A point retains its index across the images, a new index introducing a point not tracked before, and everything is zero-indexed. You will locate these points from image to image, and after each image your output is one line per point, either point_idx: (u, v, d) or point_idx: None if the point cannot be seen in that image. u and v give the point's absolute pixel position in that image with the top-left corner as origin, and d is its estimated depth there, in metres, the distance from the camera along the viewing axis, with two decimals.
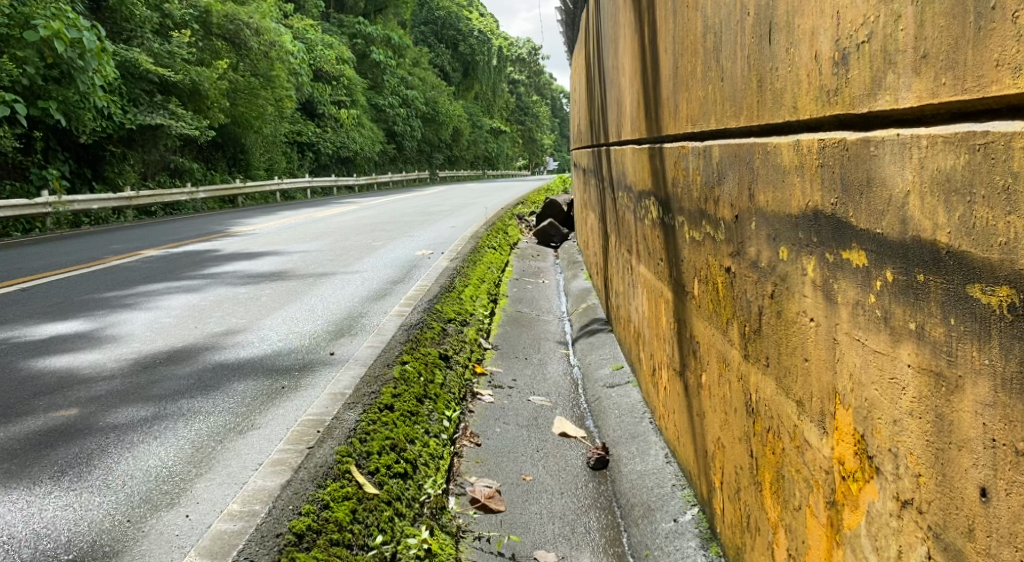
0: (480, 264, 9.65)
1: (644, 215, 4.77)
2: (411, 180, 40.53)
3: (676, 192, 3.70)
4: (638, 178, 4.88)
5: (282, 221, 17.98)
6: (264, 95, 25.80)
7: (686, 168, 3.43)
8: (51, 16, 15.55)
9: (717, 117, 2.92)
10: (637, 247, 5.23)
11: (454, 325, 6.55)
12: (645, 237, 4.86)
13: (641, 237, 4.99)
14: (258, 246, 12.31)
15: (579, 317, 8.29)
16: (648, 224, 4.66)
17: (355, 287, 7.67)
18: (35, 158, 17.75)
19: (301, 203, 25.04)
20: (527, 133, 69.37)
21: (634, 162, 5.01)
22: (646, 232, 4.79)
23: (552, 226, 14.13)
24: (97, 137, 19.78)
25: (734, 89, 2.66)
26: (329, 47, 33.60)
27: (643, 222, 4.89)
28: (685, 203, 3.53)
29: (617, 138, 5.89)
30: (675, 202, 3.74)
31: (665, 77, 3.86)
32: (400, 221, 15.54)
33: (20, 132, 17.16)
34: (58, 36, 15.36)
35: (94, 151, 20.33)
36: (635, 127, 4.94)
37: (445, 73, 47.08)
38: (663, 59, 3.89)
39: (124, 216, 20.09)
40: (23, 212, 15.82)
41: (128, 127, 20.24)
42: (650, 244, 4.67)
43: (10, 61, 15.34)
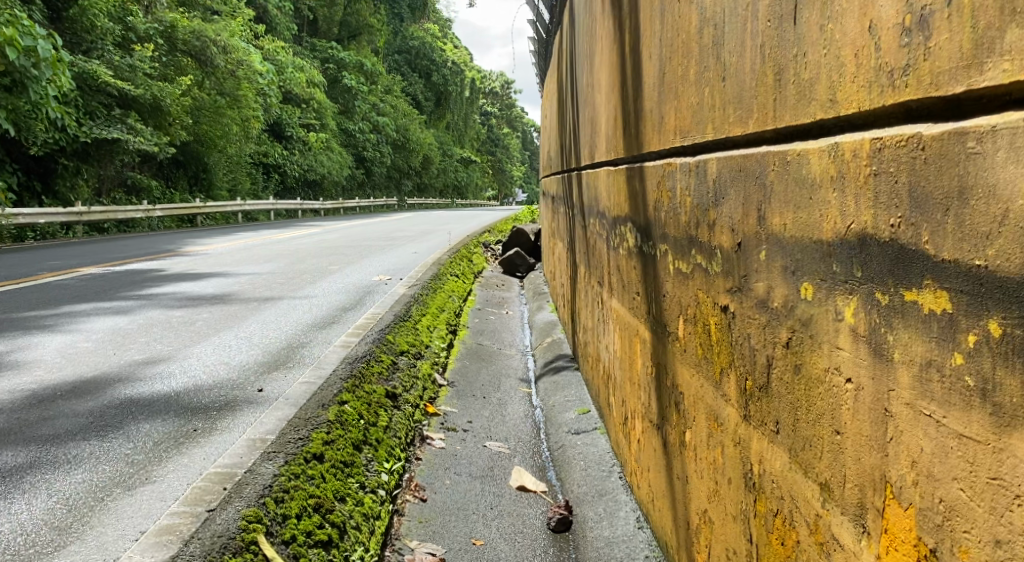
0: (440, 292, 9.10)
1: (619, 243, 4.27)
2: (378, 206, 39.89)
3: (659, 218, 3.20)
4: (613, 203, 4.38)
5: (239, 242, 17.31)
6: (229, 115, 25.13)
7: (673, 188, 2.92)
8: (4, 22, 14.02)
9: (713, 125, 2.42)
10: (610, 279, 4.72)
11: (406, 357, 5.98)
12: (619, 269, 4.36)
13: (615, 269, 4.48)
14: (207, 266, 11.64)
15: (543, 352, 7.77)
16: (623, 254, 4.16)
17: (302, 313, 7.06)
18: None
19: (263, 225, 24.33)
20: (497, 165, 69.31)
21: (608, 187, 4.52)
22: (621, 264, 4.29)
23: (518, 255, 13.63)
24: (49, 149, 18.98)
25: (740, 88, 2.15)
26: (300, 69, 33.03)
27: (617, 252, 4.39)
28: (670, 230, 3.03)
29: (590, 161, 5.39)
30: (657, 229, 3.24)
31: (648, 85, 3.35)
32: (361, 245, 14.93)
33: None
34: (10, 43, 13.80)
35: (46, 163, 19.55)
36: (611, 149, 4.45)
37: (418, 102, 46.62)
38: (647, 64, 3.38)
39: (73, 231, 19.27)
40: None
41: (82, 141, 19.43)
42: (624, 276, 4.18)
43: None
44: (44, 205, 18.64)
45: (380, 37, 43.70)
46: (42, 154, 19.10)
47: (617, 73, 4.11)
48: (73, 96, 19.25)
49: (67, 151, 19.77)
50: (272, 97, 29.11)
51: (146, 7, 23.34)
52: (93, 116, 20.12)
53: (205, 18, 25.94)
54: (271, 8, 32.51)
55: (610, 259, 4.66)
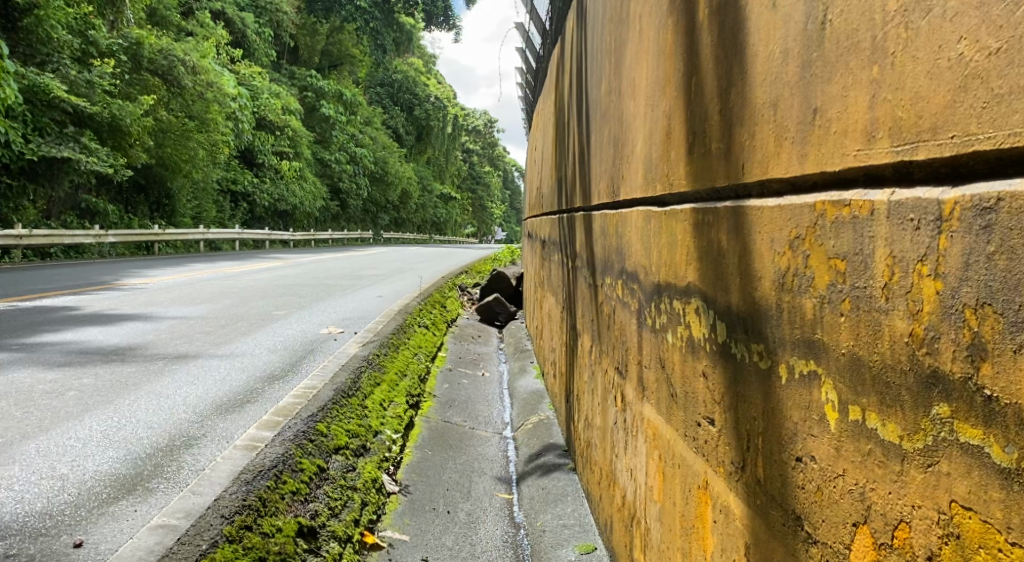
0: (403, 350, 7.51)
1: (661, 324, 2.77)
2: (352, 240, 38.10)
3: (778, 310, 1.80)
4: (652, 263, 2.89)
5: (187, 275, 15.57)
6: (196, 139, 23.35)
7: (884, 253, 1.48)
8: None
9: None
10: (637, 371, 3.22)
11: (340, 457, 4.37)
12: (659, 365, 2.84)
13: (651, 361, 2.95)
14: (131, 307, 9.88)
15: (525, 435, 6.19)
16: (667, 340, 2.69)
17: (214, 383, 5.40)
18: None
19: (225, 256, 22.48)
20: (478, 203, 67.83)
21: (642, 241, 3.04)
22: (661, 356, 2.79)
23: (497, 301, 12.06)
24: None
25: None
26: (276, 95, 31.39)
27: (654, 338, 2.88)
28: (817, 337, 1.66)
29: (607, 197, 3.91)
30: (772, 330, 1.81)
31: (759, 71, 1.89)
32: (321, 284, 13.28)
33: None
34: None
35: None
36: (649, 183, 2.93)
37: (398, 135, 45.06)
38: (755, 36, 1.91)
39: (11, 256, 17.37)
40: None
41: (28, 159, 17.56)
42: (670, 376, 2.67)
43: None
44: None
45: (361, 68, 42.31)
46: None
47: (671, 63, 2.61)
48: (19, 111, 17.34)
49: (11, 170, 17.88)
50: (245, 122, 27.51)
51: (111, 22, 21.66)
52: (43, 132, 18.18)
53: (174, 38, 24.13)
54: (250, 33, 31.03)
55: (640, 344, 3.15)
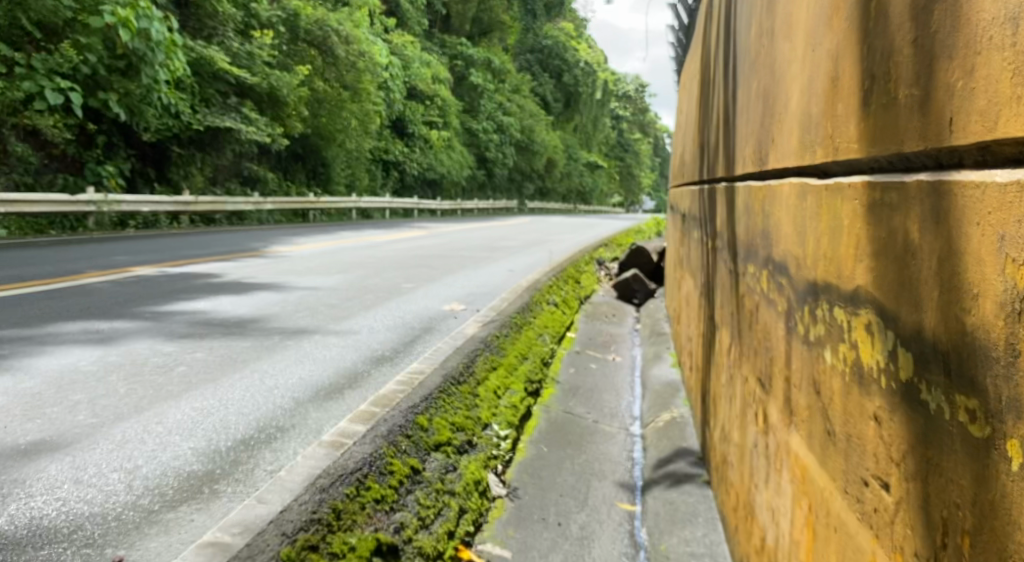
0: (527, 330, 7.04)
1: (818, 338, 2.14)
2: (498, 210, 37.95)
3: (1007, 354, 1.15)
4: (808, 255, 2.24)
5: (330, 242, 15.74)
6: (350, 109, 23.56)
7: None
8: (123, 3, 14.12)
9: None
10: (785, 387, 2.58)
11: (440, 455, 3.96)
12: (813, 389, 2.21)
13: (803, 382, 2.32)
14: (269, 276, 9.83)
15: (654, 433, 5.61)
16: (827, 360, 2.07)
17: (321, 364, 5.12)
18: (94, 152, 15.82)
19: (372, 224, 22.77)
20: (626, 172, 66.28)
21: (794, 225, 2.39)
22: (816, 377, 2.16)
23: (635, 277, 11.35)
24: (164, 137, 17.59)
25: None
26: (426, 64, 31.52)
27: (808, 353, 2.25)
28: None
29: (751, 165, 3.24)
30: (994, 384, 1.16)
31: None
32: (455, 255, 13.01)
33: (75, 122, 15.15)
34: (125, 25, 13.87)
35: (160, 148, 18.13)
36: (806, 151, 2.27)
37: (545, 103, 44.53)
38: None
39: (181, 222, 17.91)
40: (59, 208, 13.83)
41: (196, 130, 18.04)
42: (829, 409, 2.04)
43: (72, 48, 14.01)
44: (152, 194, 17.33)
45: (510, 36, 41.96)
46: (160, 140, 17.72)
47: None
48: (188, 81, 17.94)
49: (183, 139, 18.37)
50: (396, 92, 27.78)
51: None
52: (209, 103, 18.80)
53: (331, 10, 24.50)
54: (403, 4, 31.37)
55: (789, 354, 2.51)
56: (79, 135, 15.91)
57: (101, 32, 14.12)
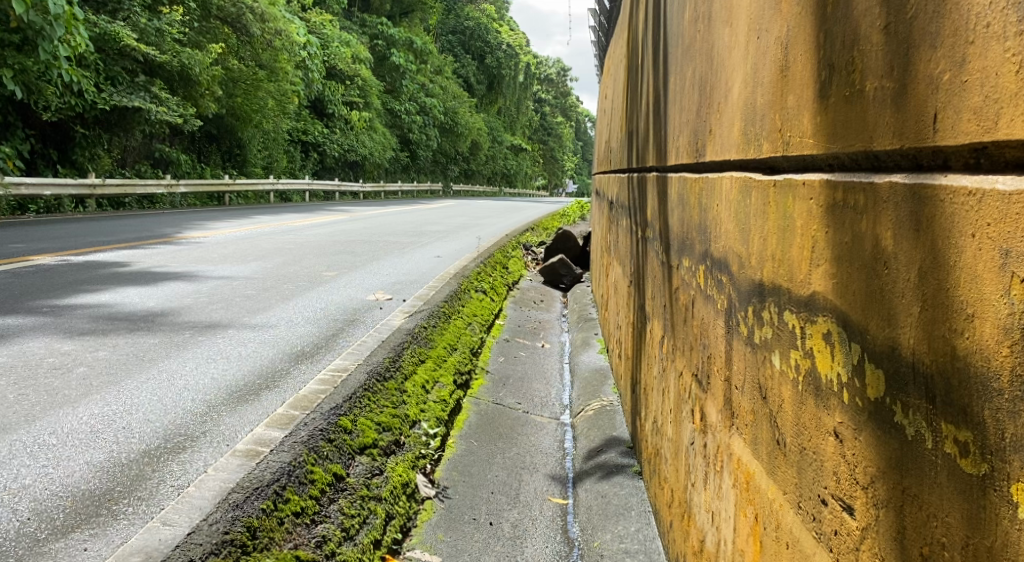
0: (455, 320, 6.86)
1: (761, 341, 2.03)
2: (422, 192, 37.47)
3: (1016, 387, 1.05)
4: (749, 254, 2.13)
5: (248, 227, 15.17)
6: (266, 88, 22.92)
7: None
8: None
9: None
10: (722, 388, 2.48)
11: (365, 459, 3.76)
12: (755, 394, 2.10)
13: (745, 385, 2.21)
14: (181, 264, 9.37)
15: (585, 423, 5.51)
16: (770, 365, 1.96)
17: (237, 362, 4.83)
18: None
19: (292, 207, 22.14)
20: (550, 154, 66.38)
21: (735, 221, 2.28)
22: (759, 381, 2.06)
23: (562, 262, 11.26)
24: (65, 116, 16.68)
25: None
26: (347, 44, 30.79)
27: (750, 356, 2.14)
28: None
29: (687, 153, 3.12)
30: (998, 418, 1.07)
31: None
32: (378, 241, 12.70)
33: None
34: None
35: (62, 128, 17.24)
36: (750, 143, 2.15)
37: (469, 85, 44.15)
38: None
39: (87, 207, 17.08)
40: None
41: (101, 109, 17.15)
42: (774, 416, 1.93)
43: None
44: (54, 177, 16.46)
45: (432, 16, 41.37)
46: (61, 120, 16.80)
47: None
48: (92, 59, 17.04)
49: (87, 119, 17.47)
50: (315, 72, 27.01)
51: None
52: (115, 82, 17.94)
53: None
54: None
55: (729, 354, 2.40)
56: None
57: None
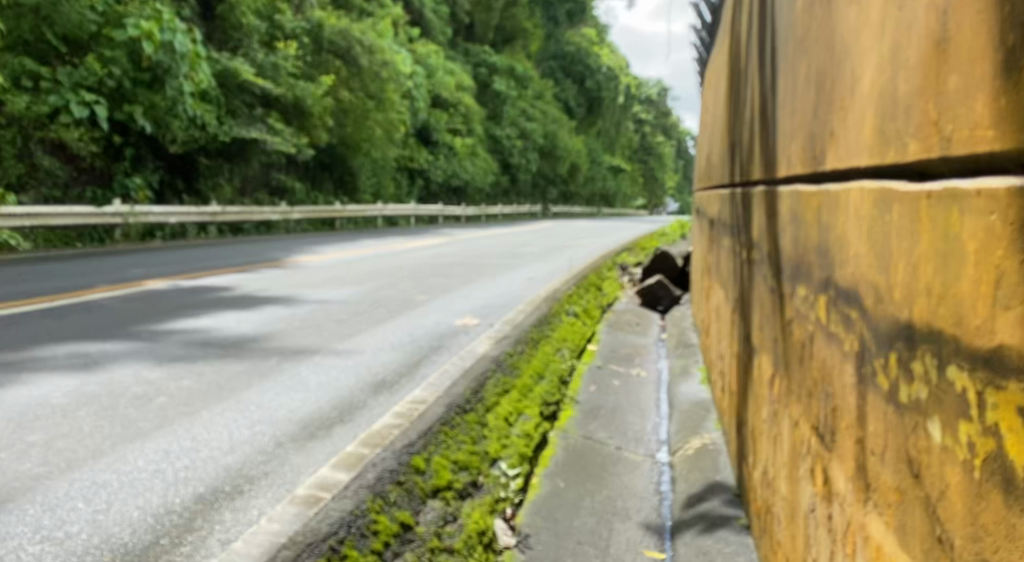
0: (543, 346, 6.46)
1: (909, 404, 1.62)
2: (522, 216, 37.28)
3: None
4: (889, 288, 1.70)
5: (349, 251, 15.22)
6: (376, 118, 22.73)
7: None
8: (147, 17, 14.06)
9: None
10: (854, 453, 2.05)
11: (439, 503, 3.39)
12: (904, 470, 1.68)
13: (888, 456, 1.79)
14: (279, 289, 9.31)
15: (685, 463, 4.97)
16: (926, 438, 1.55)
17: (312, 391, 4.58)
18: (122, 165, 15.29)
19: (393, 231, 22.27)
20: (652, 176, 65.34)
21: (869, 243, 1.85)
22: (910, 455, 1.64)
23: (661, 284, 10.71)
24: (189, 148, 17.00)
25: None
26: (450, 72, 31.09)
27: (896, 422, 1.72)
28: None
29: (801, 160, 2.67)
30: None
31: None
32: (475, 264, 12.45)
33: (99, 136, 14.60)
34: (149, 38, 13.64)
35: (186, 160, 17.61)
36: (890, 142, 1.71)
37: (569, 109, 43.94)
38: None
39: (205, 234, 17.46)
40: (82, 222, 13.30)
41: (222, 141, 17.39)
42: (935, 506, 1.52)
43: (97, 62, 13.61)
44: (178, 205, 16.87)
45: (533, 41, 41.47)
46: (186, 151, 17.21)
47: None
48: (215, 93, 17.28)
49: (208, 150, 17.87)
50: (421, 100, 27.28)
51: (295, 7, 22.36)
52: (235, 115, 18.12)
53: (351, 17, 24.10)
54: (425, 11, 31.09)
55: (862, 413, 1.98)
56: (106, 148, 15.30)
57: (125, 44, 13.72)
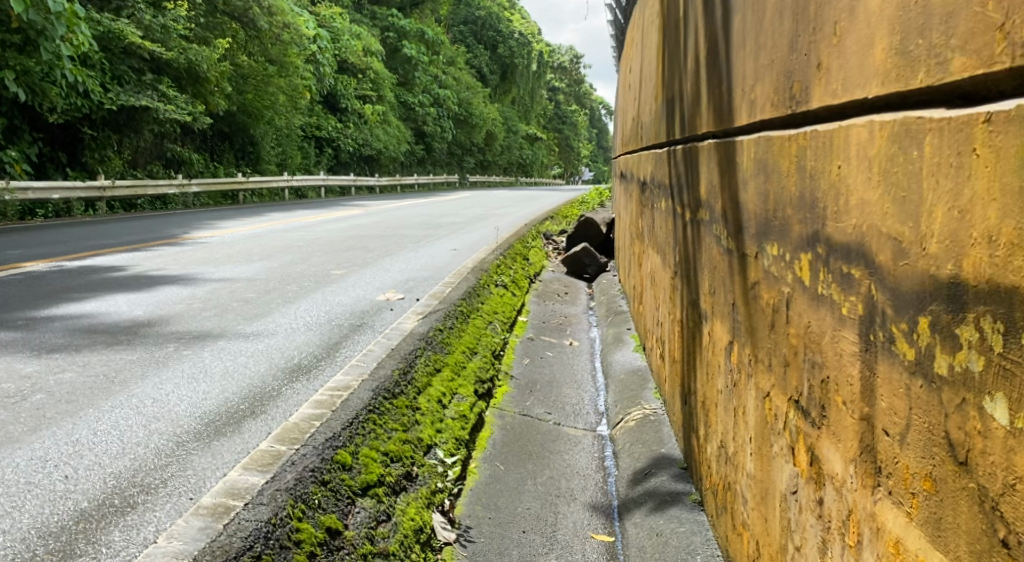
0: (473, 319, 6.12)
1: (955, 378, 1.35)
2: (438, 185, 36.63)
3: None
4: (922, 240, 1.43)
5: (257, 225, 14.45)
6: (277, 84, 22.07)
7: None
8: None
9: None
10: (857, 431, 1.80)
11: (368, 502, 3.04)
12: (939, 455, 1.43)
13: (912, 438, 1.53)
14: (179, 267, 8.63)
15: (627, 436, 4.76)
16: (982, 419, 1.28)
17: (220, 379, 4.11)
18: None
19: (305, 203, 21.43)
20: (567, 143, 65.31)
21: (885, 187, 1.57)
22: (950, 439, 1.38)
23: (587, 251, 10.49)
24: (71, 117, 15.79)
25: None
26: (357, 36, 29.95)
27: (927, 399, 1.46)
28: None
29: (773, 99, 2.40)
30: None
31: None
32: (392, 236, 11.96)
33: None
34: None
35: (70, 130, 16.44)
36: (919, 65, 1.43)
37: (482, 74, 43.24)
38: None
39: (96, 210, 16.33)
40: None
41: (107, 109, 16.33)
42: (994, 502, 1.26)
43: None
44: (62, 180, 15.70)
45: (443, 5, 40.44)
46: (66, 121, 16.00)
47: None
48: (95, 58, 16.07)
49: (93, 120, 16.61)
50: (327, 65, 26.24)
51: None
52: (121, 81, 16.96)
53: None
54: None
55: (869, 386, 1.72)
56: None
57: None
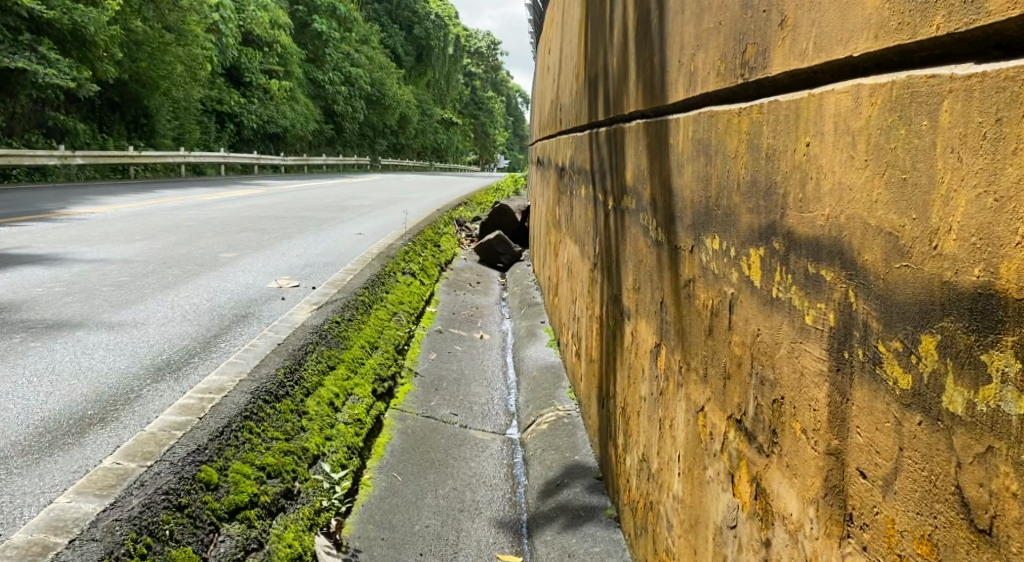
0: (376, 310, 5.67)
1: (973, 420, 1.03)
2: (348, 167, 35.58)
3: None
4: (932, 236, 1.10)
5: (146, 201, 13.47)
6: (174, 52, 20.89)
7: None
8: None
9: None
10: (821, 469, 1.48)
11: (235, 528, 2.64)
12: (943, 516, 1.09)
13: (899, 486, 1.20)
14: (49, 245, 7.82)
15: (539, 440, 4.42)
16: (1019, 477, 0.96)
17: (70, 378, 3.55)
18: None
19: (204, 181, 20.31)
20: (481, 129, 64.74)
21: (876, 167, 1.24)
22: (965, 498, 1.05)
23: (500, 239, 10.13)
24: None
25: None
26: (263, 8, 28.62)
27: (926, 440, 1.14)
28: None
29: (718, 69, 2.07)
30: None
31: None
32: (294, 217, 11.30)
33: None
34: None
35: None
36: (933, 7, 1.10)
37: (395, 56, 42.21)
38: None
39: None
40: None
41: None
42: None
43: None
44: None
45: None
46: None
47: None
48: None
49: None
50: (229, 36, 24.98)
51: None
52: None
53: None
54: None
55: (842, 417, 1.39)
56: None
57: None
